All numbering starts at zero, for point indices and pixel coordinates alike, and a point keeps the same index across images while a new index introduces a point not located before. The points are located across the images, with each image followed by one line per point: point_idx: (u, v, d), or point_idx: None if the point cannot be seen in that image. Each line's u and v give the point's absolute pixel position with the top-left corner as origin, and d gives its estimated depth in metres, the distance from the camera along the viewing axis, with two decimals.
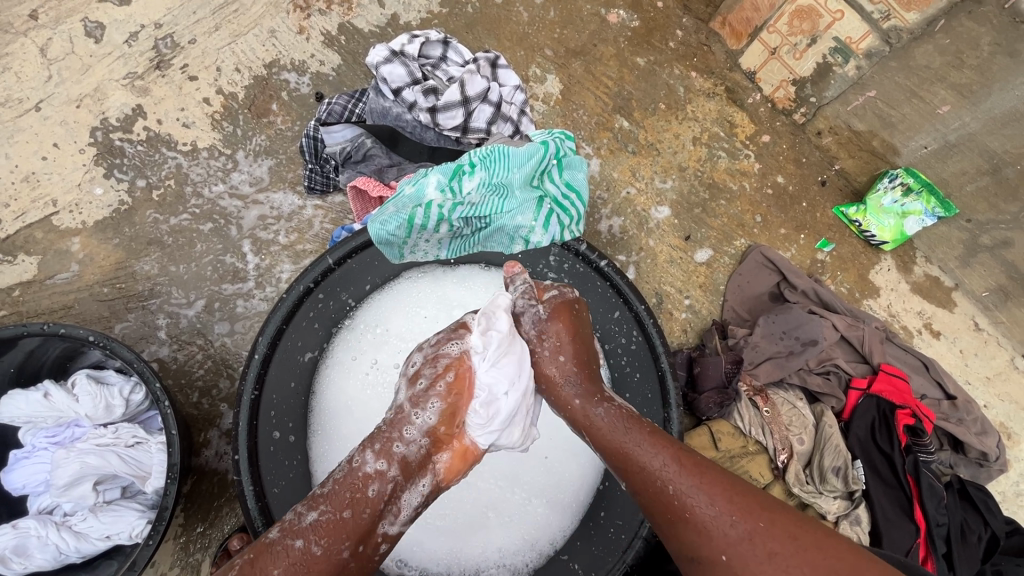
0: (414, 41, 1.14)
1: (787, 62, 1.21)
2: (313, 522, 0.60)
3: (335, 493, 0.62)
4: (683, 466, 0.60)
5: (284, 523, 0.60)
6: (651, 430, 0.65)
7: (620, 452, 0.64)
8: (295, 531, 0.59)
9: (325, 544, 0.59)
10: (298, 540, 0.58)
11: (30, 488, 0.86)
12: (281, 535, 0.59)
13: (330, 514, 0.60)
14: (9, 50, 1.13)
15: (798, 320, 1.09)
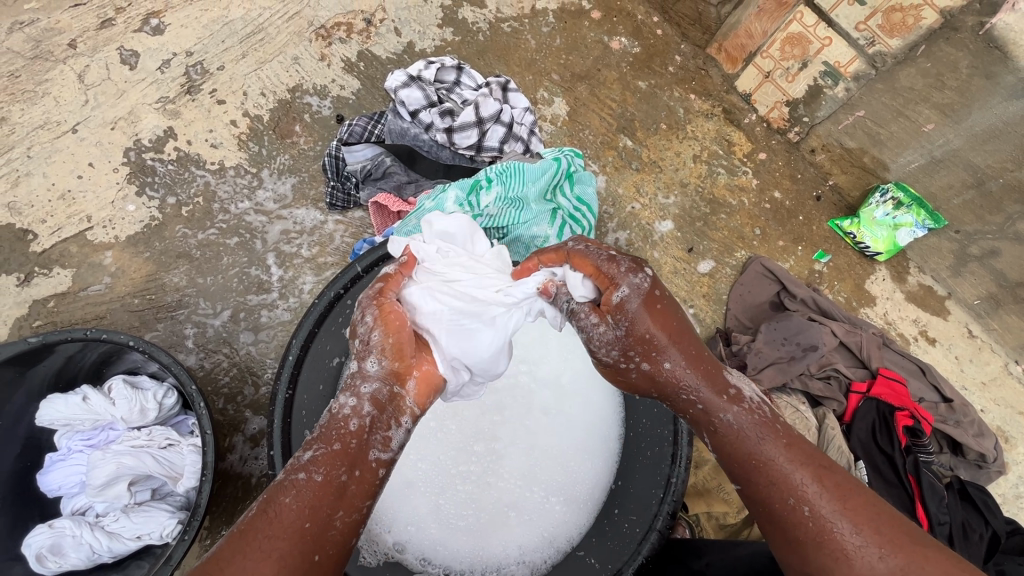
0: (430, 67, 1.21)
1: (780, 85, 1.29)
2: (312, 457, 0.57)
3: (328, 430, 0.59)
4: (825, 486, 0.56)
5: (289, 463, 0.58)
6: (787, 441, 0.59)
7: (749, 462, 0.59)
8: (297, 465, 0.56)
9: (326, 473, 0.56)
10: (302, 472, 0.56)
11: (65, 489, 0.90)
12: (286, 474, 0.57)
13: (325, 448, 0.58)
14: (49, 77, 1.19)
15: (798, 327, 1.15)
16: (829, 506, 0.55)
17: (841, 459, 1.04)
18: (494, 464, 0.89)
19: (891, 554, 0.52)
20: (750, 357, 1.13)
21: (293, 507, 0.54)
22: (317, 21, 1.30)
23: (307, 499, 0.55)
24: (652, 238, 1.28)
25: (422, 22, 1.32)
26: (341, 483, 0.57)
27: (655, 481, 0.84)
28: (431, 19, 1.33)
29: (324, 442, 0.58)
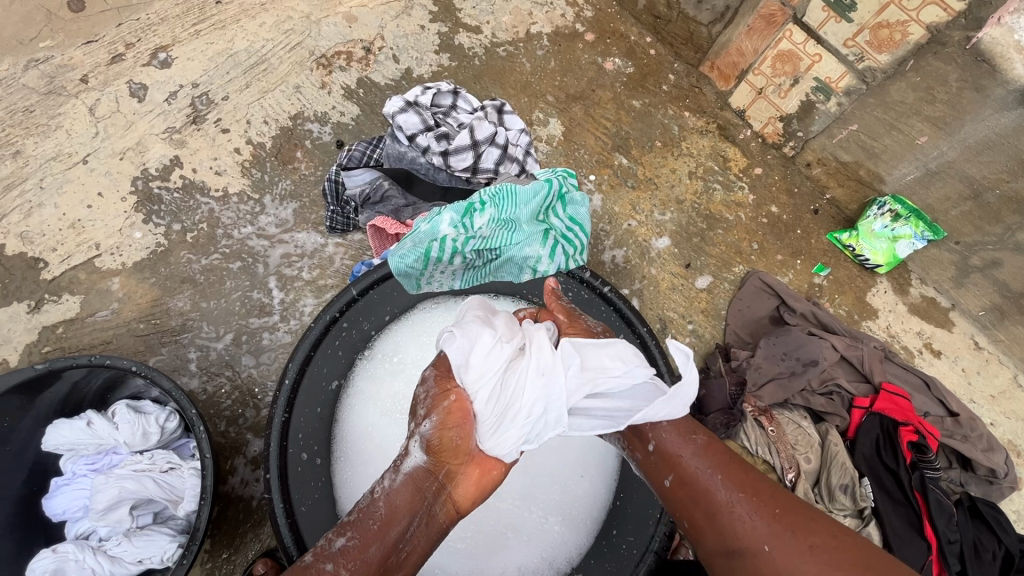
0: (427, 92, 1.25)
1: (773, 100, 1.30)
2: (341, 548, 0.61)
3: (360, 522, 0.62)
4: (731, 475, 0.63)
5: (317, 549, 0.61)
6: (702, 439, 0.67)
7: (669, 459, 0.66)
8: (325, 555, 0.60)
9: (352, 568, 0.59)
10: (330, 561, 0.59)
11: (70, 513, 0.91)
12: (314, 560, 0.60)
13: (354, 541, 0.61)
14: (61, 111, 1.24)
15: (797, 342, 1.13)
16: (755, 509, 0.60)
17: (845, 477, 1.02)
18: None
19: (782, 530, 0.58)
20: (749, 373, 1.12)
21: None
22: (318, 50, 1.34)
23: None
24: (649, 255, 1.28)
25: (419, 49, 1.36)
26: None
27: (653, 500, 0.87)
28: (429, 46, 1.37)
29: (358, 532, 0.62)
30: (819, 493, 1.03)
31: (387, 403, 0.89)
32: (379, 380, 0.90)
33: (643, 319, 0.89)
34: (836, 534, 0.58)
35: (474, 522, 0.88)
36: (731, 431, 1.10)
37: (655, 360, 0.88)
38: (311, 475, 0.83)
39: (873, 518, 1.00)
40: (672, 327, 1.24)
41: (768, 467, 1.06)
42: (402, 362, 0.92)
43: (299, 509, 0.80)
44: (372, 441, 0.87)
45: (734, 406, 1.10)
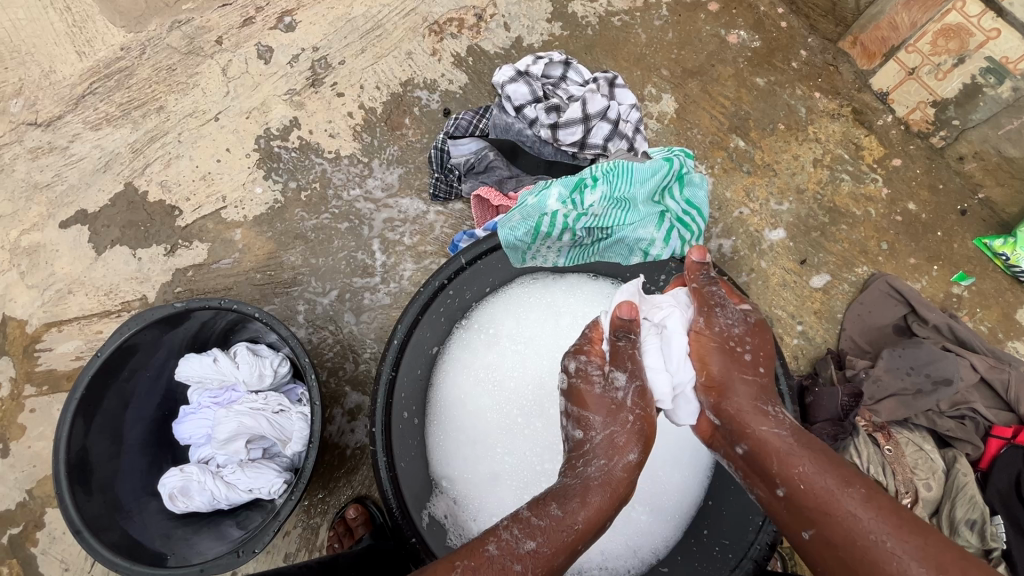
0: (539, 61, 1.21)
1: (927, 82, 1.16)
2: (531, 552, 0.59)
3: (551, 528, 0.61)
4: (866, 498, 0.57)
5: (499, 540, 0.60)
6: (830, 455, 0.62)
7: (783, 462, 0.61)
8: (516, 556, 0.58)
9: (548, 555, 0.59)
10: (519, 563, 0.58)
11: (194, 439, 1.01)
12: (498, 552, 0.59)
13: (546, 548, 0.59)
14: (199, 70, 1.34)
15: (929, 356, 1.01)
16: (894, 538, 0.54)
17: (973, 512, 0.91)
18: None
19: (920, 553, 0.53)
20: (865, 386, 1.02)
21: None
22: (432, 17, 1.34)
23: None
24: (760, 247, 1.19)
25: (532, 17, 1.32)
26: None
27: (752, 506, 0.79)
28: (542, 14, 1.33)
29: (546, 533, 0.60)
30: (938, 524, 0.94)
31: (480, 372, 0.92)
32: (474, 350, 0.93)
33: None
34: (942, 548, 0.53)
35: None
36: (838, 444, 1.00)
37: (770, 361, 0.81)
38: (410, 433, 0.86)
39: (1002, 563, 0.89)
40: (779, 325, 1.15)
41: (880, 489, 0.96)
42: (496, 334, 0.94)
43: (399, 466, 0.82)
44: (464, 408, 0.91)
45: (846, 417, 0.99)
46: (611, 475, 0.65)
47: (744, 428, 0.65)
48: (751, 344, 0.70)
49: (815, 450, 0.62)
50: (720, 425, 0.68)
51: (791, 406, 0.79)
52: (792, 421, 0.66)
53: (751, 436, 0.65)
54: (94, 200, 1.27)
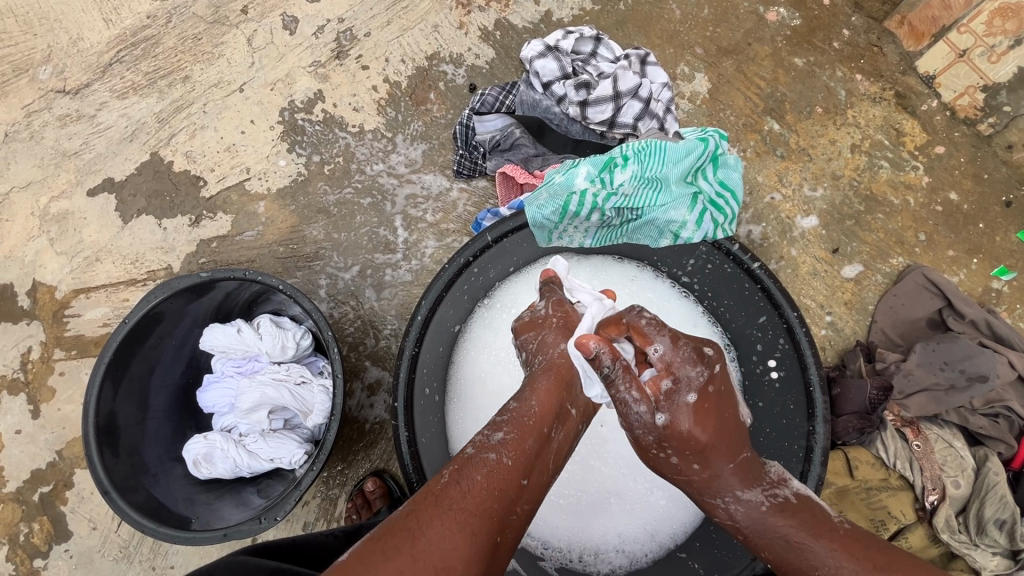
0: (569, 36, 1.18)
1: (978, 66, 1.11)
2: (502, 440, 0.60)
3: (517, 418, 0.62)
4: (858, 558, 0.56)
5: (476, 440, 0.61)
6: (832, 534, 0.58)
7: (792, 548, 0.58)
8: (488, 446, 0.59)
9: (513, 458, 0.59)
10: (492, 452, 0.59)
11: (217, 407, 1.02)
12: (475, 450, 0.60)
13: (514, 434, 0.60)
14: (224, 40, 1.32)
15: (964, 352, 0.98)
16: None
17: (1003, 512, 0.89)
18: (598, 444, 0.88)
19: None
20: (896, 379, 1.00)
21: (482, 482, 0.56)
22: None
23: (496, 478, 0.57)
24: (790, 234, 1.16)
25: None
26: (525, 470, 0.59)
27: None
28: None
29: (514, 425, 0.61)
30: (965, 523, 0.92)
31: (501, 352, 0.92)
32: (496, 329, 0.93)
33: (793, 302, 0.80)
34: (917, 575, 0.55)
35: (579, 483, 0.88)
36: (865, 438, 0.99)
37: (802, 351, 0.79)
38: (431, 409, 0.86)
39: None
40: (807, 315, 1.12)
41: (904, 483, 0.95)
42: (519, 314, 0.93)
43: (420, 440, 0.83)
44: (484, 386, 0.91)
45: (874, 411, 0.97)
46: (552, 360, 0.70)
47: (714, 502, 0.63)
48: (721, 391, 0.62)
49: (822, 526, 0.59)
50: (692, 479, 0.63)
51: (820, 396, 0.77)
52: (785, 485, 0.63)
53: (746, 501, 0.62)
54: (121, 168, 1.27)
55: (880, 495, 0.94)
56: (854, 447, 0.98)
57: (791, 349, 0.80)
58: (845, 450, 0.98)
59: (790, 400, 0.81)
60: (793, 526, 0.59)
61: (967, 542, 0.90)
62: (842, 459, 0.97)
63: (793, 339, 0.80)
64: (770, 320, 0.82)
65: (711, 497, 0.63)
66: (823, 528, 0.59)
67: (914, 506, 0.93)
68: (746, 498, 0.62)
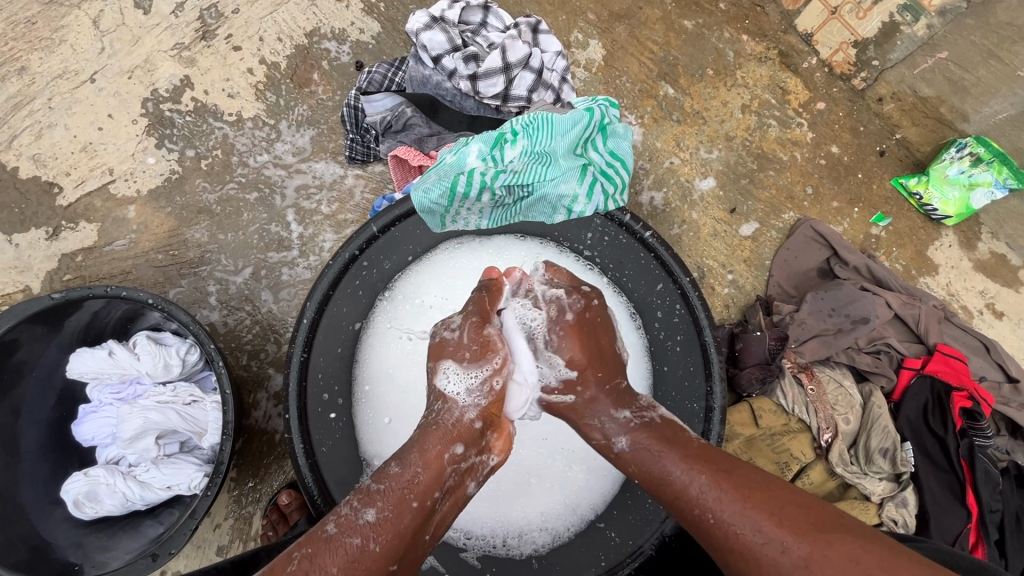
0: (455, 6, 1.11)
1: (848, 22, 1.14)
2: (372, 521, 0.55)
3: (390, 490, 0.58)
4: (715, 477, 0.56)
5: (341, 517, 0.56)
6: (689, 447, 0.61)
7: (652, 478, 0.61)
8: (352, 528, 0.54)
9: (382, 542, 0.54)
10: (357, 537, 0.54)
11: (99, 439, 0.92)
12: (338, 531, 0.55)
13: (387, 512, 0.56)
14: (64, 23, 1.16)
15: (849, 297, 1.04)
16: (710, 485, 0.56)
17: (886, 440, 0.97)
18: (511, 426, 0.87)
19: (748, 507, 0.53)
20: (791, 328, 1.05)
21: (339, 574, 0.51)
22: None
23: (357, 568, 0.52)
24: (690, 197, 1.18)
25: None
26: (395, 554, 0.54)
27: None
28: None
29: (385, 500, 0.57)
30: (855, 455, 0.99)
31: (406, 344, 0.87)
32: (399, 321, 0.87)
33: (685, 267, 0.82)
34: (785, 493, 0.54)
35: (497, 468, 0.87)
36: (767, 387, 1.04)
37: (696, 314, 0.81)
38: (332, 414, 0.81)
39: (911, 483, 0.95)
40: (711, 276, 1.16)
41: (803, 425, 1.01)
42: (423, 304, 0.88)
43: (320, 449, 0.79)
44: (392, 382, 0.85)
45: (773, 360, 1.03)
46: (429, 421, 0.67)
47: (592, 425, 0.69)
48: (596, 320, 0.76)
49: (677, 440, 0.63)
50: (575, 404, 0.71)
51: (715, 354, 0.80)
52: (653, 411, 0.69)
53: (618, 430, 0.67)
54: None
55: (782, 440, 1.00)
56: (758, 397, 1.04)
57: (686, 313, 0.83)
58: (750, 401, 1.03)
59: (690, 362, 0.83)
60: (654, 442, 0.63)
61: (858, 472, 0.98)
62: (748, 410, 1.02)
63: (688, 304, 0.82)
64: (666, 287, 0.84)
65: (588, 420, 0.70)
66: (678, 444, 0.62)
67: (812, 445, 1.00)
68: (617, 429, 0.67)
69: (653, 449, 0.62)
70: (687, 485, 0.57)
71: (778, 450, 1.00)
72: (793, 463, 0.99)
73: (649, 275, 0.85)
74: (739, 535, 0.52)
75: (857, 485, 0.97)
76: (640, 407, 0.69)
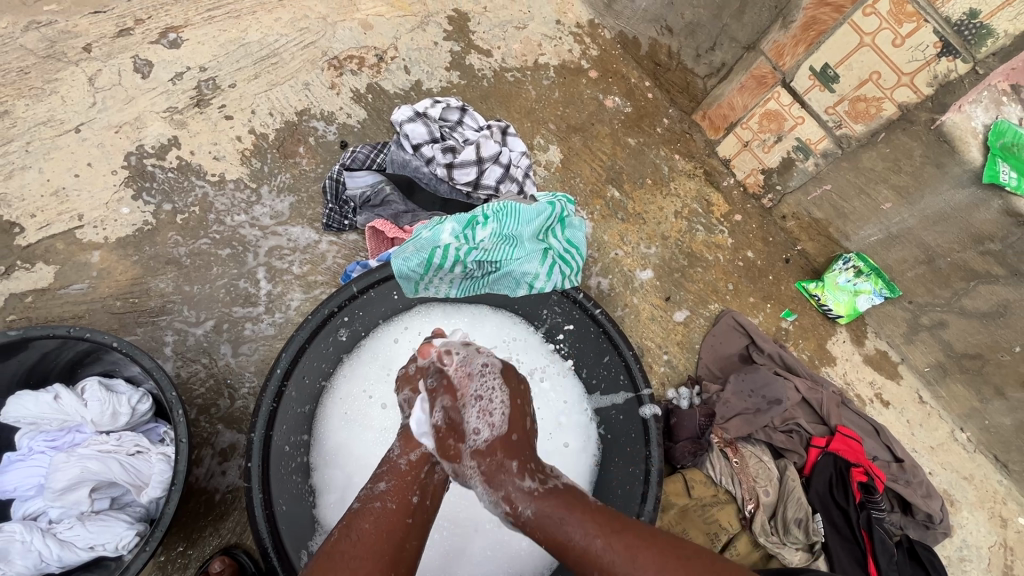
0: (436, 105, 1.28)
1: (756, 154, 1.40)
2: (385, 489, 0.72)
3: (395, 469, 0.74)
4: (603, 531, 0.64)
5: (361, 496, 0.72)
6: (590, 508, 0.68)
7: (559, 539, 0.65)
8: (373, 496, 0.71)
9: (396, 503, 0.71)
10: (377, 502, 0.70)
11: (20, 492, 0.85)
12: (361, 504, 0.71)
13: (396, 482, 0.73)
14: (59, 77, 1.22)
15: (763, 380, 1.20)
16: (607, 541, 0.63)
17: (800, 511, 1.08)
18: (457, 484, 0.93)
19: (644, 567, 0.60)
20: (718, 406, 1.19)
21: (371, 530, 0.67)
22: (331, 52, 1.37)
23: (382, 523, 0.68)
24: (632, 284, 1.34)
25: (431, 64, 1.42)
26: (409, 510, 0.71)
27: None
28: (440, 62, 1.42)
29: (394, 475, 0.73)
30: (775, 526, 1.09)
31: (371, 402, 0.91)
32: (368, 379, 0.92)
33: (628, 342, 0.93)
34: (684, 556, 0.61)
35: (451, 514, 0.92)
36: (698, 460, 1.14)
37: (638, 384, 0.91)
38: (291, 466, 0.82)
39: (822, 553, 1.06)
40: (649, 355, 1.29)
41: (729, 497, 1.11)
42: (393, 362, 0.94)
43: (277, 504, 0.78)
44: (356, 437, 0.89)
45: (703, 436, 1.14)
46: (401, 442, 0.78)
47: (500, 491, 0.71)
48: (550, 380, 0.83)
49: (579, 502, 0.68)
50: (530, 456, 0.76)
51: (655, 426, 0.89)
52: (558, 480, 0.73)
53: (524, 496, 0.70)
54: None
55: (712, 510, 1.09)
56: (690, 468, 1.14)
57: (628, 383, 0.92)
58: (683, 473, 1.13)
59: (632, 430, 0.92)
60: (558, 508, 0.68)
61: (778, 542, 1.07)
62: (681, 481, 1.12)
63: (631, 375, 0.92)
64: (612, 359, 0.94)
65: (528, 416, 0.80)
66: (579, 506, 0.68)
67: (738, 515, 1.10)
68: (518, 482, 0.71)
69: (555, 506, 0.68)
70: (586, 540, 0.64)
71: (707, 520, 1.08)
72: (721, 533, 1.08)
73: (598, 348, 0.96)
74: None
75: (777, 555, 1.06)
76: (543, 469, 0.74)
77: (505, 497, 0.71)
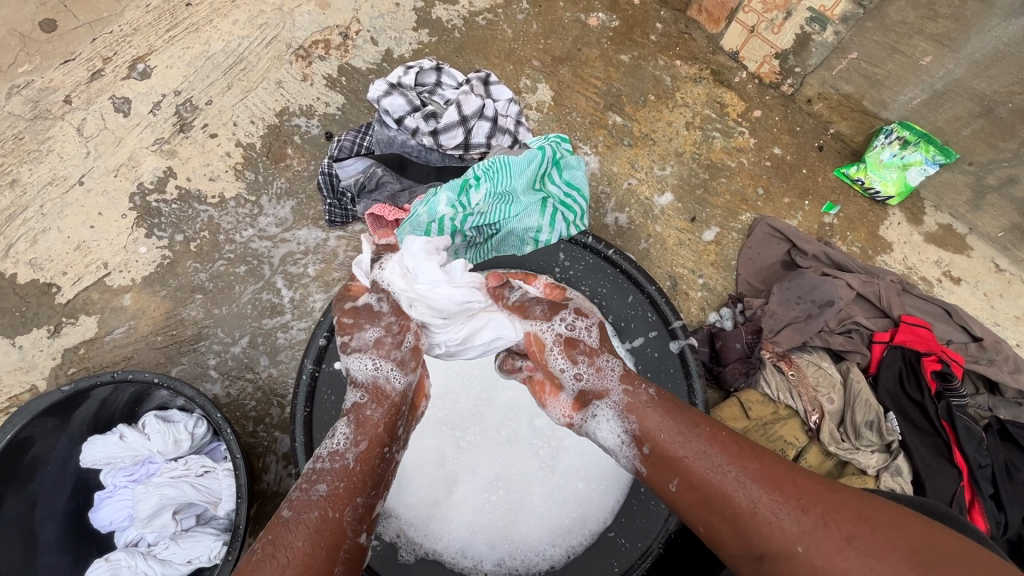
0: (409, 72, 1.22)
1: (766, 38, 1.25)
2: (325, 493, 0.61)
3: (342, 467, 0.64)
4: (736, 456, 0.58)
5: (293, 501, 0.61)
6: (697, 422, 0.63)
7: (667, 454, 0.61)
8: (308, 504, 0.60)
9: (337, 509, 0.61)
10: (314, 510, 0.60)
11: (116, 524, 0.94)
12: (293, 512, 0.60)
13: (338, 484, 0.63)
14: (50, 135, 1.25)
15: (812, 284, 1.12)
16: (736, 474, 0.57)
17: (870, 413, 1.03)
18: (504, 451, 0.92)
19: (808, 511, 0.52)
20: (764, 320, 1.12)
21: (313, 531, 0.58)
22: (295, 42, 1.32)
23: (321, 537, 0.58)
24: (652, 213, 1.26)
25: (397, 28, 1.34)
26: (361, 487, 0.64)
27: None
28: (406, 24, 1.34)
29: (343, 474, 0.64)
30: (845, 432, 1.03)
31: None
32: None
33: (649, 277, 0.90)
34: (867, 505, 0.52)
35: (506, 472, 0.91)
36: (751, 380, 1.09)
37: (667, 318, 0.89)
38: None
39: (901, 452, 1.00)
40: (683, 283, 1.23)
41: (792, 411, 1.05)
42: None
43: None
44: None
45: (752, 353, 1.10)
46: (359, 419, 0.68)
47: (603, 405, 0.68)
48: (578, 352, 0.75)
49: (689, 418, 0.64)
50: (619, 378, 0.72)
51: (691, 355, 0.86)
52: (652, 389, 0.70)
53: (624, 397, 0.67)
54: None
55: (775, 428, 1.03)
56: (745, 390, 1.08)
57: (657, 319, 0.90)
58: (738, 396, 1.07)
59: (669, 364, 0.88)
60: (666, 412, 0.65)
61: (850, 448, 1.02)
62: (737, 404, 1.05)
63: (658, 310, 0.90)
64: (636, 297, 0.91)
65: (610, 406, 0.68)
66: (683, 417, 0.64)
67: (804, 429, 1.03)
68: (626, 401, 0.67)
69: (652, 416, 0.64)
70: (712, 465, 0.58)
71: (772, 438, 1.02)
72: (789, 448, 1.02)
73: (620, 290, 0.92)
74: (768, 521, 0.53)
75: (851, 461, 1.01)
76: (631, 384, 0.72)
77: (608, 404, 0.68)
